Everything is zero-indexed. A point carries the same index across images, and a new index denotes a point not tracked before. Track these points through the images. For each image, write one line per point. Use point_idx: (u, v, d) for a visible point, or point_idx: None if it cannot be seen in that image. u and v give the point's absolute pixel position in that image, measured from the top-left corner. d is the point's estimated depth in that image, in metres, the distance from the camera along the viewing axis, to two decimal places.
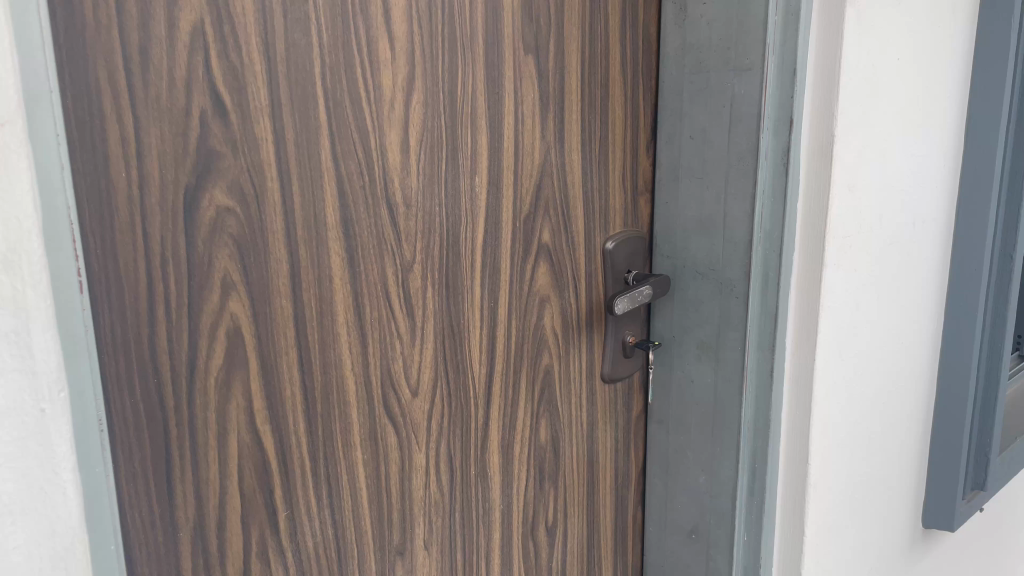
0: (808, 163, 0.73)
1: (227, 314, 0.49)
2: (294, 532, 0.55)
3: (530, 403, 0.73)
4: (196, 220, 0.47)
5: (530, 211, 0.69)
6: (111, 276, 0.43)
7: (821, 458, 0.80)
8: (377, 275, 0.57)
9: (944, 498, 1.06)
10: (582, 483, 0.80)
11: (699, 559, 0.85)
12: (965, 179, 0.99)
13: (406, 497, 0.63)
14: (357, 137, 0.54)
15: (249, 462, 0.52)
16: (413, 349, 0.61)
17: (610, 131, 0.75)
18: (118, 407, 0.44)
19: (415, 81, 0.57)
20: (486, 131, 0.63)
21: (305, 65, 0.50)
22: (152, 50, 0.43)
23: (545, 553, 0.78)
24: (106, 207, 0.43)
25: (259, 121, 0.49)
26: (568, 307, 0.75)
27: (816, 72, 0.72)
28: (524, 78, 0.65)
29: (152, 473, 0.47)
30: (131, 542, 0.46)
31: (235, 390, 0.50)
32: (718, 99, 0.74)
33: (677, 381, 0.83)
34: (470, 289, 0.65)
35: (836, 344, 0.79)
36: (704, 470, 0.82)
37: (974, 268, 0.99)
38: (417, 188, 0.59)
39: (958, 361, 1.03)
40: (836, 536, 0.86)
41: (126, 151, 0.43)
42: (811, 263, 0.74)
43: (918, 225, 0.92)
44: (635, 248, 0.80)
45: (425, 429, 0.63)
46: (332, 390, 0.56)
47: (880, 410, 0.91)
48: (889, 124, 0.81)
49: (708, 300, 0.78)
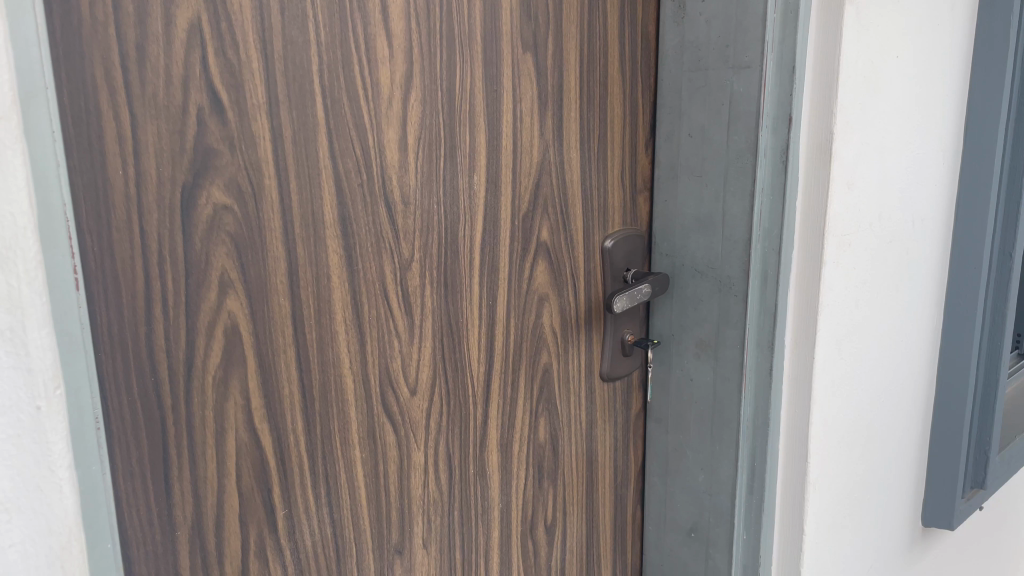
0: (807, 162, 0.73)
1: (225, 312, 0.49)
2: (292, 531, 0.55)
3: (529, 401, 0.73)
4: (193, 218, 0.46)
5: (529, 209, 0.69)
6: (109, 274, 0.43)
7: (820, 456, 0.80)
8: (375, 273, 0.57)
9: (944, 496, 1.06)
10: (581, 481, 0.80)
11: (698, 558, 0.85)
12: (964, 177, 0.99)
13: (405, 495, 0.63)
14: (355, 134, 0.54)
15: (247, 460, 0.52)
16: (412, 347, 0.61)
17: (609, 129, 0.74)
18: (115, 405, 0.44)
19: (413, 79, 0.57)
20: (484, 129, 0.63)
21: (302, 63, 0.50)
22: (149, 48, 0.43)
23: (544, 551, 0.78)
24: (103, 205, 0.42)
25: (256, 119, 0.48)
26: (567, 305, 0.75)
27: (815, 69, 0.72)
28: (522, 76, 0.65)
29: (150, 472, 0.47)
30: (128, 541, 0.46)
31: (232, 388, 0.50)
32: (717, 97, 0.74)
33: (676, 380, 0.83)
34: (468, 287, 0.65)
35: (836, 342, 0.79)
36: (703, 469, 0.82)
37: (973, 266, 0.99)
38: (415, 186, 0.59)
39: (957, 359, 1.03)
40: (835, 534, 0.86)
41: (122, 149, 0.43)
42: (810, 262, 0.74)
43: (918, 223, 0.92)
44: (634, 246, 0.79)
45: (423, 428, 0.63)
46: (330, 389, 0.56)
47: (880, 408, 0.91)
48: (889, 121, 0.81)
49: (708, 298, 0.78)
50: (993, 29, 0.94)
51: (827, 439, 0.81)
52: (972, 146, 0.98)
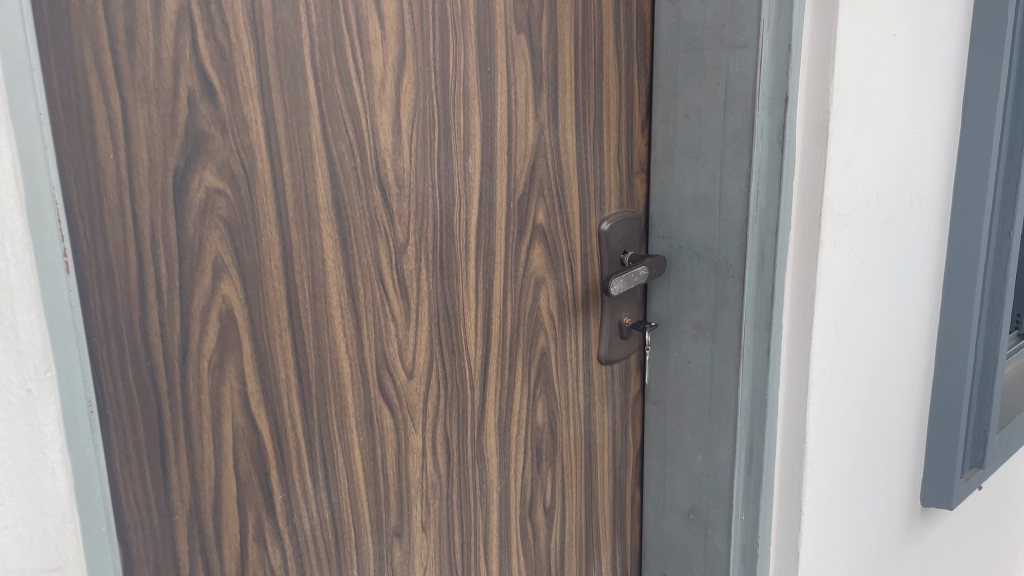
0: (805, 140, 0.73)
1: (220, 297, 0.49)
2: (291, 514, 0.55)
3: (527, 383, 0.73)
4: (186, 202, 0.46)
5: (524, 192, 0.68)
6: (101, 259, 0.43)
7: (819, 436, 0.80)
8: (370, 256, 0.57)
9: (944, 475, 1.06)
10: (579, 464, 0.80)
11: (698, 539, 0.85)
12: (963, 157, 0.98)
13: (404, 477, 0.63)
14: (347, 117, 0.53)
15: (244, 444, 0.52)
16: (408, 332, 0.61)
17: (604, 109, 0.74)
18: (111, 388, 0.45)
19: (405, 61, 0.56)
20: (478, 111, 0.63)
21: (293, 45, 0.50)
22: (138, 30, 0.43)
23: (543, 533, 0.78)
24: (94, 188, 0.42)
25: (249, 101, 0.48)
26: (564, 289, 0.74)
27: (812, 47, 0.71)
28: (516, 56, 0.65)
29: (147, 455, 0.47)
30: (125, 524, 0.46)
31: (228, 372, 0.50)
32: (714, 78, 0.73)
33: (674, 362, 0.82)
34: (463, 269, 0.65)
35: (834, 323, 0.79)
36: (702, 450, 0.82)
37: (972, 246, 0.99)
38: (410, 169, 0.58)
39: (959, 338, 1.03)
40: (835, 513, 0.86)
41: (114, 133, 0.43)
42: (807, 242, 0.74)
43: (916, 202, 0.91)
44: (631, 229, 0.79)
45: (421, 412, 0.63)
46: (326, 372, 0.56)
47: (879, 387, 0.91)
48: (886, 101, 0.80)
49: (705, 280, 0.78)
50: (991, 6, 0.93)
51: (825, 419, 0.81)
52: (969, 126, 0.97)
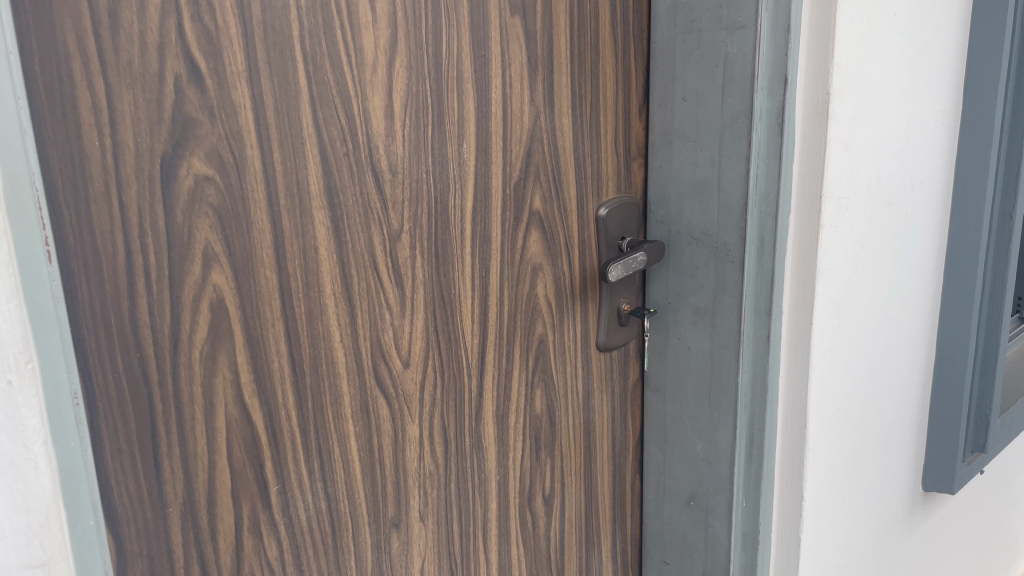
0: (805, 123, 0.71)
1: (210, 287, 0.48)
2: (286, 505, 0.55)
3: (525, 371, 0.72)
4: (174, 189, 0.45)
5: (521, 177, 0.67)
6: (88, 248, 0.42)
7: (820, 423, 0.80)
8: (364, 245, 0.56)
9: (945, 460, 1.06)
10: (579, 451, 0.80)
11: (698, 526, 0.85)
12: (965, 138, 0.97)
13: (400, 468, 0.62)
14: (339, 102, 0.52)
15: (238, 435, 0.51)
16: (404, 321, 0.60)
17: (601, 92, 0.73)
18: (100, 381, 0.44)
19: (397, 44, 0.55)
20: (473, 95, 0.62)
21: (282, 28, 0.48)
22: (121, 13, 0.42)
23: (543, 521, 0.78)
24: (79, 176, 0.41)
25: (236, 85, 0.47)
26: (562, 275, 0.73)
27: (812, 28, 0.70)
28: (511, 39, 0.64)
29: (139, 448, 0.46)
30: (118, 518, 0.46)
31: (221, 363, 0.49)
32: (712, 59, 0.72)
33: (673, 349, 0.82)
34: (459, 256, 0.64)
35: (835, 308, 0.78)
36: (702, 437, 0.82)
37: (974, 228, 0.98)
38: (403, 155, 0.57)
39: (959, 322, 1.02)
40: (835, 498, 0.86)
41: (99, 120, 0.42)
42: (806, 225, 0.73)
43: (917, 184, 0.90)
44: (629, 214, 0.78)
45: (418, 401, 0.63)
46: (321, 362, 0.55)
47: (879, 371, 0.91)
48: (887, 82, 0.79)
49: (704, 265, 0.77)
50: None
51: (826, 404, 0.80)
52: (971, 107, 0.96)
